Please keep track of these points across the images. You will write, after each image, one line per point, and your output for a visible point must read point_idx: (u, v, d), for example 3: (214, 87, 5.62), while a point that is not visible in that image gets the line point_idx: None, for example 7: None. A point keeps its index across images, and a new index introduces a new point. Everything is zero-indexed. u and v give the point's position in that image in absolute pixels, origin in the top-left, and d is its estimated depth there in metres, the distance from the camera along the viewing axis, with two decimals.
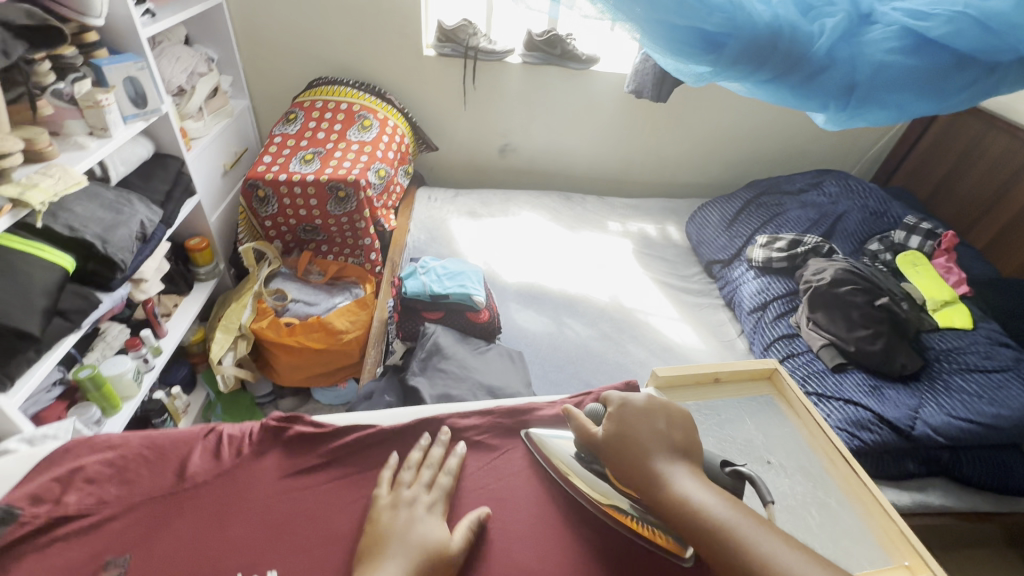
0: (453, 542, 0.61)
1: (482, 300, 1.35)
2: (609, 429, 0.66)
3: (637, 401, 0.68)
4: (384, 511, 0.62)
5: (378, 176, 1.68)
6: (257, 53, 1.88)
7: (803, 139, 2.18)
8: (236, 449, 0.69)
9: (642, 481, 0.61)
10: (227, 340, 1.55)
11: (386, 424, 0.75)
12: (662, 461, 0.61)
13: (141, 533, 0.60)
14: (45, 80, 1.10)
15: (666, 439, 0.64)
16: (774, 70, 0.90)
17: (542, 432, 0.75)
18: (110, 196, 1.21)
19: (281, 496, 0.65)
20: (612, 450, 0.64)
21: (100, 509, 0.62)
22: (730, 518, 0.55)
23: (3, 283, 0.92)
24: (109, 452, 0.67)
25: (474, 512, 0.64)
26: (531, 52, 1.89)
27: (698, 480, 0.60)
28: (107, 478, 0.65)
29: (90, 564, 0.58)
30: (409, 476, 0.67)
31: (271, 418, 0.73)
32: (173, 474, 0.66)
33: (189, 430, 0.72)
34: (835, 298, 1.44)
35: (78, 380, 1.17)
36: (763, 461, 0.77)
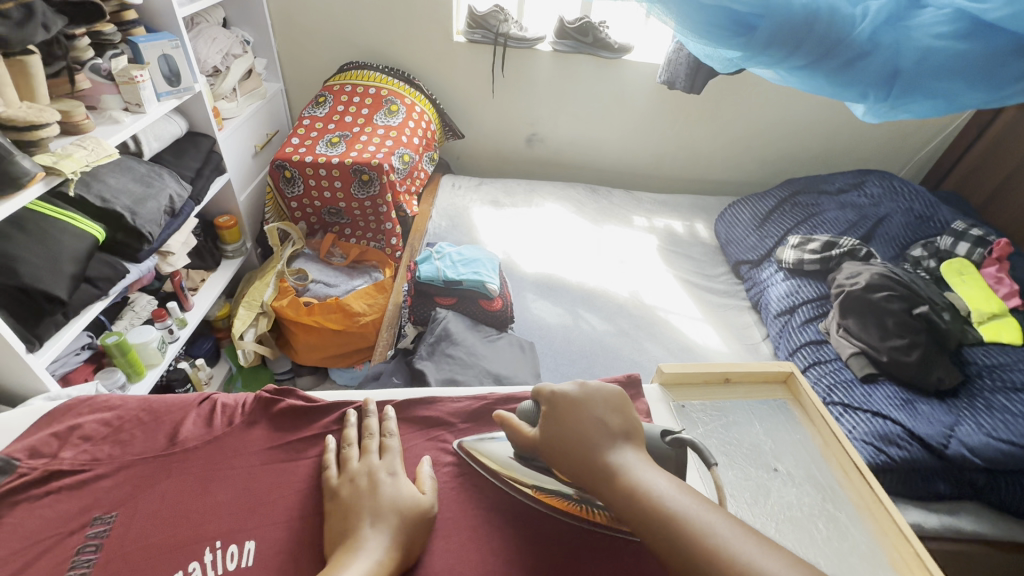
0: (424, 498, 0.61)
1: (496, 288, 1.33)
2: (545, 429, 0.62)
3: (569, 390, 0.63)
4: (345, 491, 0.60)
5: (402, 160, 1.68)
6: (289, 37, 1.91)
7: (847, 137, 2.07)
8: (229, 417, 0.70)
9: (588, 474, 0.57)
10: (249, 316, 1.62)
11: (378, 403, 0.75)
12: (606, 451, 0.57)
13: (130, 493, 0.62)
14: (84, 55, 1.14)
15: (606, 428, 0.59)
16: (808, 56, 0.85)
17: (475, 439, 0.72)
18: (142, 170, 1.25)
19: (267, 466, 0.66)
20: (552, 448, 0.60)
21: (93, 466, 0.64)
22: (679, 505, 0.51)
23: (36, 248, 0.96)
24: (107, 412, 0.70)
25: (422, 462, 0.67)
26: (563, 40, 1.85)
27: (647, 466, 0.56)
28: (103, 437, 0.67)
29: (79, 517, 0.60)
30: (356, 453, 0.65)
31: (265, 389, 0.74)
32: (166, 438, 0.68)
33: (186, 397, 0.73)
34: (869, 304, 1.36)
35: (105, 346, 1.22)
36: (769, 467, 0.73)
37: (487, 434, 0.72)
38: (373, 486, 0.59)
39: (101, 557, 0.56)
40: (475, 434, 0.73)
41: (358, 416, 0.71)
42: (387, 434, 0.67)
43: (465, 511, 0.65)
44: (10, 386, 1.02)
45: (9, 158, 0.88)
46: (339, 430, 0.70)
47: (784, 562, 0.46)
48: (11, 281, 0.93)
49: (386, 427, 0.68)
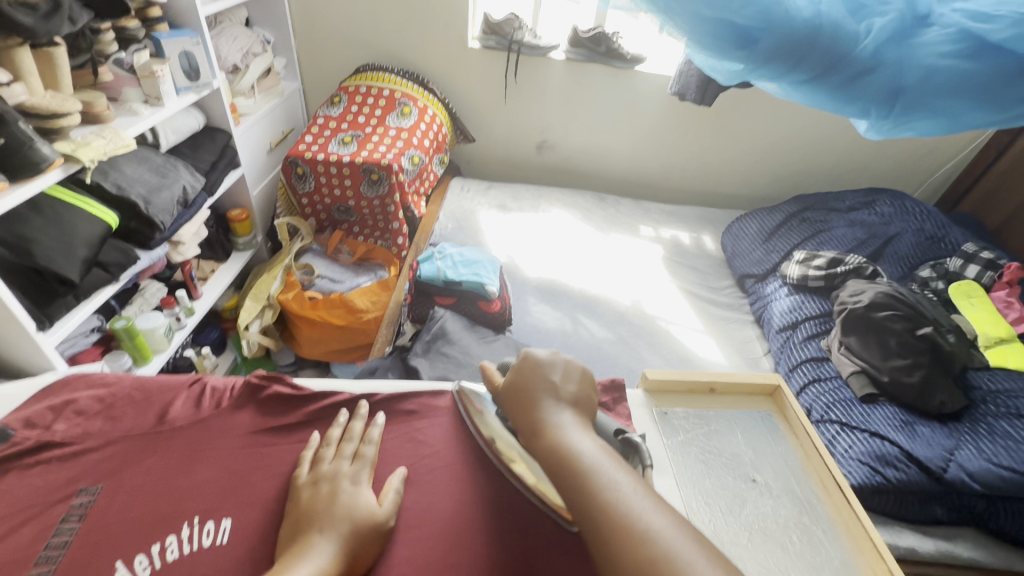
0: (381, 510, 0.60)
1: (495, 290, 1.32)
2: (507, 381, 0.66)
3: (538, 354, 0.66)
4: (306, 494, 0.60)
5: (412, 162, 1.71)
6: (309, 39, 1.96)
7: (860, 154, 2.05)
8: (217, 401, 0.73)
9: (527, 424, 0.59)
10: (256, 308, 1.64)
11: (363, 394, 0.76)
12: (550, 407, 0.60)
13: (115, 466, 0.64)
14: (108, 49, 1.19)
15: (556, 390, 0.62)
16: (810, 70, 0.87)
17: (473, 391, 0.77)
18: (158, 161, 1.29)
19: (249, 449, 0.67)
20: (507, 398, 0.64)
21: (83, 440, 0.66)
22: (595, 462, 0.52)
23: (51, 231, 1.00)
24: (102, 389, 0.72)
25: (394, 474, 0.65)
26: (576, 49, 1.87)
27: (581, 429, 0.57)
28: (96, 413, 0.70)
29: (66, 488, 0.62)
30: (330, 453, 0.65)
31: (255, 375, 0.76)
32: (155, 416, 0.70)
33: (178, 378, 0.76)
34: (871, 323, 1.34)
35: (114, 330, 1.26)
36: (748, 478, 0.72)
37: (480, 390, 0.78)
38: (333, 495, 0.59)
39: (84, 526, 0.58)
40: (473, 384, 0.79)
41: (347, 419, 0.72)
42: (366, 441, 0.68)
43: (437, 509, 0.64)
44: (17, 363, 1.05)
45: (29, 144, 0.92)
46: (324, 432, 0.70)
47: (667, 519, 0.46)
48: (25, 261, 0.97)
49: (369, 434, 0.69)
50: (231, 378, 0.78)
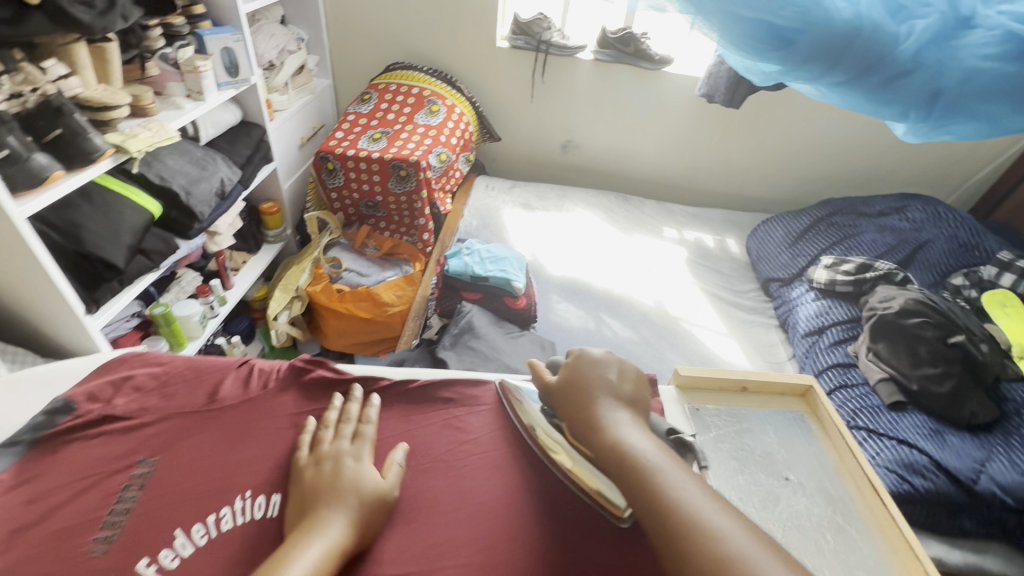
0: (386, 484, 0.61)
1: (521, 287, 1.33)
2: (561, 377, 0.67)
3: (592, 352, 0.68)
4: (309, 474, 0.60)
5: (439, 159, 1.74)
6: (342, 37, 2.00)
7: (891, 159, 2.02)
8: (263, 382, 0.75)
9: (583, 421, 0.61)
10: (285, 299, 1.68)
11: (401, 380, 0.78)
12: (607, 405, 0.61)
13: (170, 441, 0.67)
14: (155, 45, 1.23)
15: (613, 389, 0.63)
16: (847, 72, 0.87)
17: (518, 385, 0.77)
18: (198, 154, 1.34)
19: (294, 429, 0.70)
20: (562, 394, 0.65)
21: (140, 414, 0.69)
22: (656, 462, 0.53)
23: (100, 219, 1.04)
24: (157, 367, 0.76)
25: (396, 449, 0.66)
26: (604, 50, 1.88)
27: (638, 429, 0.59)
28: (152, 389, 0.73)
29: (124, 458, 0.65)
30: (330, 434, 0.66)
31: (299, 359, 0.78)
32: (206, 395, 0.73)
33: (227, 360, 0.79)
34: (901, 330, 1.31)
35: (152, 315, 1.31)
36: (781, 476, 0.73)
37: (524, 386, 0.77)
38: (337, 471, 0.60)
39: (143, 495, 0.61)
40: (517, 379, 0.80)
41: (342, 402, 0.72)
42: (365, 421, 0.69)
43: (476, 494, 0.65)
44: (65, 345, 1.09)
45: (82, 135, 0.96)
46: (321, 415, 0.71)
47: (732, 522, 0.47)
48: (75, 247, 1.01)
49: (367, 414, 0.70)
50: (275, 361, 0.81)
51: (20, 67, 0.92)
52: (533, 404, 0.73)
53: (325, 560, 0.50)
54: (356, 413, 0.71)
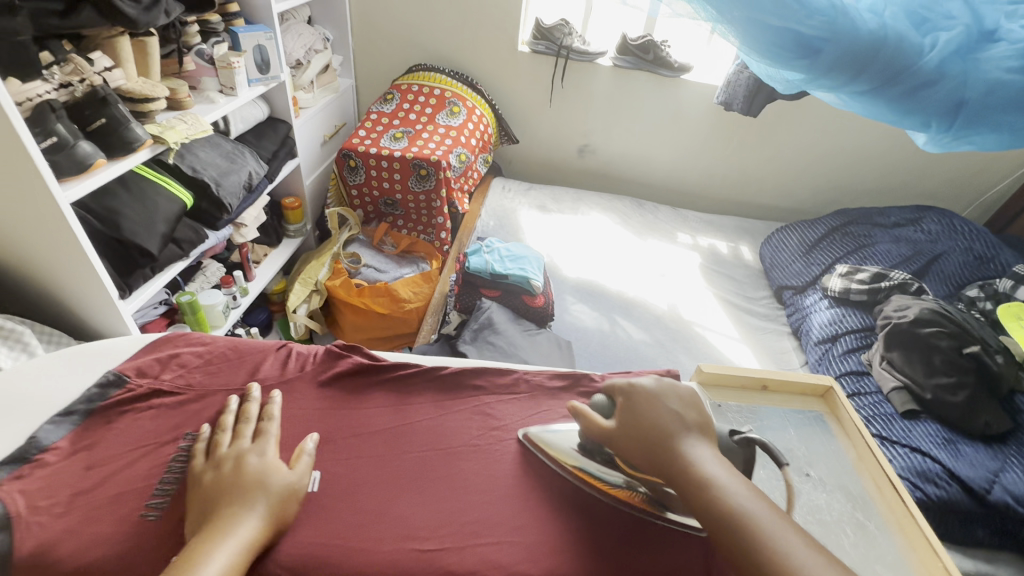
0: (294, 476, 0.61)
1: (540, 286, 1.34)
2: (622, 418, 0.63)
3: (646, 383, 0.65)
4: (208, 477, 0.59)
5: (459, 159, 1.77)
6: (366, 38, 2.05)
7: (906, 172, 2.03)
8: (301, 365, 0.78)
9: (662, 464, 0.58)
10: (304, 292, 1.71)
11: (431, 366, 0.80)
12: (681, 441, 0.58)
13: (215, 417, 0.69)
14: (192, 41, 1.27)
15: (683, 422, 0.61)
16: (871, 81, 0.88)
17: (540, 429, 0.71)
18: (228, 147, 1.37)
19: (331, 411, 0.72)
20: (627, 433, 0.61)
21: (186, 390, 0.72)
22: (751, 508, 0.52)
23: (136, 206, 1.08)
24: (201, 347, 0.79)
25: (305, 440, 0.65)
26: (624, 56, 1.91)
27: (722, 465, 0.56)
28: (196, 366, 0.76)
29: (172, 432, 0.67)
30: (228, 437, 0.64)
31: (335, 344, 0.81)
32: (247, 374, 0.75)
33: (266, 343, 0.81)
34: (916, 339, 1.32)
35: (178, 303, 1.33)
36: (802, 472, 0.74)
37: (548, 426, 0.72)
38: (238, 469, 0.59)
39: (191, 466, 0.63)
40: (538, 425, 0.72)
41: (239, 403, 0.70)
42: (265, 418, 0.67)
43: (508, 475, 0.67)
44: (98, 327, 1.12)
45: (125, 125, 1.00)
46: (217, 417, 0.68)
47: None
48: (113, 232, 1.04)
49: (268, 411, 0.68)
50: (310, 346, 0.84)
51: (69, 57, 0.95)
52: (565, 446, 0.68)
53: (235, 562, 0.51)
54: (256, 412, 0.68)
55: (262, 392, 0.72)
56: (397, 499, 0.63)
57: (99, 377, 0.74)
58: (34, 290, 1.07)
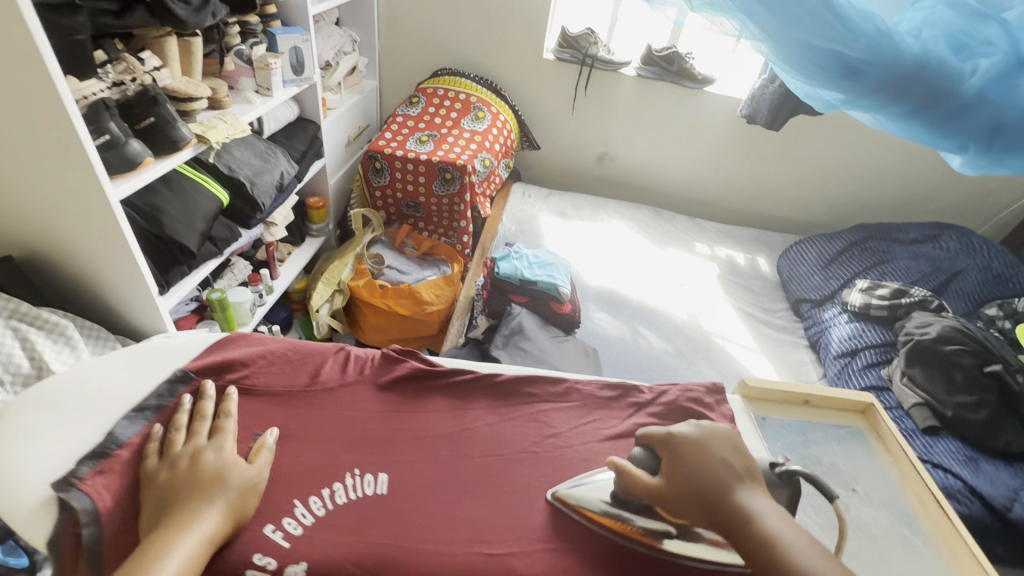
0: (253, 470, 0.62)
1: (568, 292, 1.36)
2: (670, 473, 0.61)
3: (688, 430, 0.64)
4: (163, 475, 0.61)
5: (484, 164, 1.78)
6: (392, 40, 2.06)
7: (924, 189, 2.05)
8: (359, 368, 0.80)
9: (720, 520, 0.56)
10: (327, 292, 1.72)
11: (482, 373, 0.82)
12: (736, 494, 0.57)
13: (283, 420, 0.71)
14: (233, 42, 1.29)
15: (734, 472, 0.59)
16: (911, 103, 0.90)
17: (568, 485, 0.67)
18: (261, 146, 1.38)
19: (393, 415, 0.74)
20: (679, 487, 0.59)
21: (253, 390, 0.74)
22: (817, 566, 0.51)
23: (177, 203, 1.09)
24: (263, 347, 0.80)
25: (265, 434, 0.67)
26: (648, 66, 1.92)
27: (779, 516, 0.56)
28: (259, 367, 0.77)
29: (243, 432, 0.69)
30: (183, 436, 0.66)
31: (392, 349, 0.83)
32: (308, 375, 0.77)
33: (324, 345, 0.83)
34: (937, 356, 1.33)
35: (209, 301, 1.34)
36: (848, 487, 0.78)
37: (577, 478, 0.68)
38: (194, 466, 0.61)
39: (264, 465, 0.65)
40: (567, 480, 0.68)
41: (196, 401, 0.71)
42: (223, 416, 0.69)
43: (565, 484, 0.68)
44: (138, 325, 1.13)
45: (172, 124, 1.01)
46: (173, 414, 0.69)
47: None
48: (154, 229, 1.05)
49: (225, 408, 0.70)
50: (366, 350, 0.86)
51: (121, 57, 0.97)
52: (596, 500, 0.65)
53: (194, 556, 0.52)
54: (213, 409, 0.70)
55: (219, 389, 0.74)
56: (460, 502, 0.65)
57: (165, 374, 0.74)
58: (79, 289, 1.09)
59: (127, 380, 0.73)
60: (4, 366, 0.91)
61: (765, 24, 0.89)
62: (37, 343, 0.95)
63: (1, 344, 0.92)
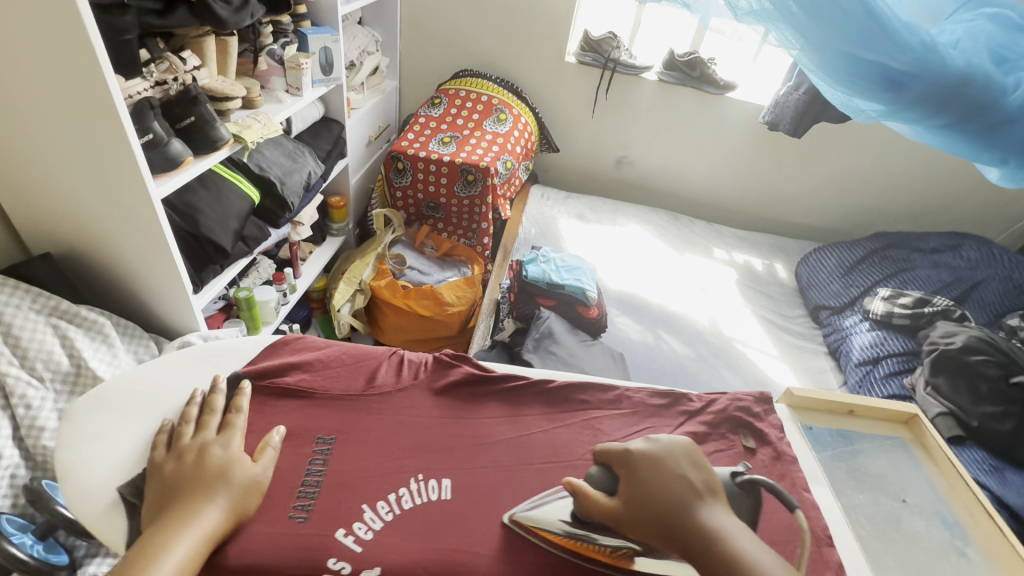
0: (257, 467, 0.64)
1: (595, 297, 1.36)
2: (628, 494, 0.59)
3: (644, 446, 0.63)
4: (168, 468, 0.62)
5: (506, 166, 1.79)
6: (414, 40, 2.06)
7: (942, 197, 2.06)
8: (415, 373, 0.81)
9: (683, 542, 0.55)
10: (348, 291, 1.72)
11: (534, 378, 0.83)
12: (697, 513, 0.56)
13: (345, 424, 0.74)
14: (265, 41, 1.27)
15: (695, 490, 0.58)
16: (954, 115, 0.90)
17: (527, 507, 0.65)
18: (289, 146, 1.38)
19: (450, 421, 0.76)
20: (638, 510, 0.58)
21: (313, 393, 0.76)
22: None
23: (212, 203, 1.09)
24: (321, 350, 0.83)
25: (272, 432, 0.69)
26: (670, 71, 1.93)
27: (744, 532, 0.55)
28: (318, 371, 0.80)
29: (305, 437, 0.72)
30: (192, 429, 0.67)
31: (445, 354, 0.85)
32: (365, 379, 0.80)
33: (378, 349, 0.85)
34: (964, 366, 1.34)
35: (236, 299, 1.34)
36: (898, 498, 0.79)
37: (536, 499, 0.67)
38: (200, 460, 0.62)
39: (329, 469, 0.68)
40: (526, 500, 0.67)
41: (206, 394, 0.73)
42: (233, 411, 0.70)
43: None
44: (175, 326, 1.14)
45: (212, 124, 1.02)
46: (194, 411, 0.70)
47: None
48: (190, 228, 1.06)
49: (236, 403, 0.72)
50: (418, 354, 0.88)
51: (164, 55, 0.96)
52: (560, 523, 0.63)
53: (193, 553, 0.54)
54: (223, 403, 0.72)
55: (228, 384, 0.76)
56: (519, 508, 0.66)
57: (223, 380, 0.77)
58: (112, 287, 1.09)
59: (190, 382, 0.77)
60: (45, 363, 0.92)
61: (810, 33, 0.88)
62: (77, 341, 0.95)
63: (42, 340, 0.93)
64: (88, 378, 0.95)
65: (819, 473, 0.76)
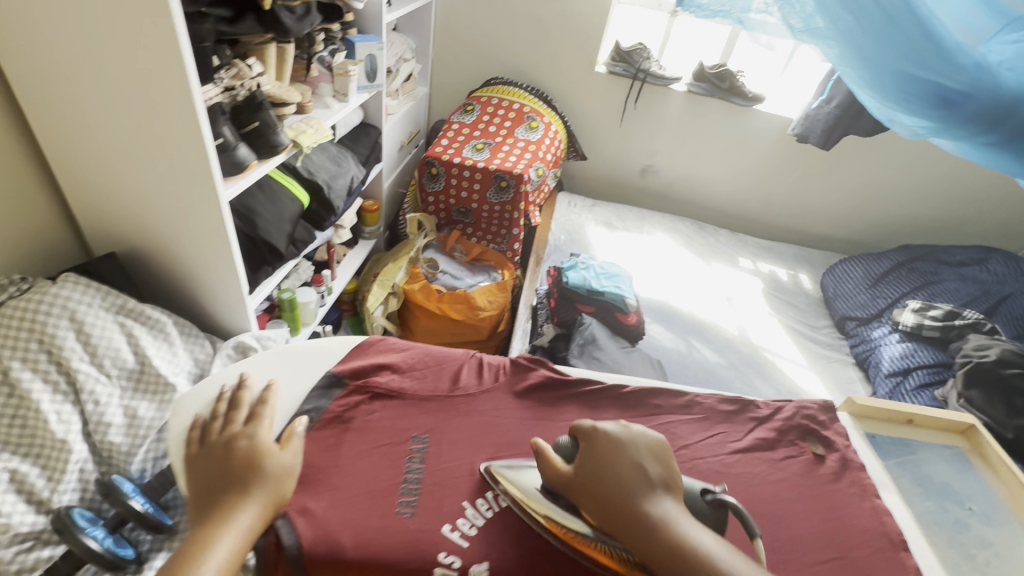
0: (286, 457, 0.66)
1: (634, 304, 1.39)
2: (581, 466, 0.61)
3: (610, 429, 0.64)
4: (203, 463, 0.63)
5: (537, 173, 1.81)
6: (446, 48, 2.09)
7: (966, 212, 2.08)
8: (495, 375, 0.85)
9: (622, 519, 0.56)
10: (382, 294, 1.74)
11: (607, 382, 0.86)
12: (643, 497, 0.57)
13: (434, 423, 0.77)
14: (315, 49, 1.30)
15: (645, 476, 0.59)
16: (1005, 136, 0.80)
17: (505, 465, 0.71)
18: (334, 150, 1.41)
19: (532, 422, 0.79)
20: (585, 483, 0.60)
21: (401, 393, 0.80)
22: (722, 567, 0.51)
23: (269, 206, 1.12)
24: (404, 351, 0.86)
25: (297, 423, 0.71)
26: (700, 83, 1.96)
27: (689, 519, 0.56)
28: (406, 372, 0.83)
29: (401, 434, 0.75)
30: (220, 424, 0.69)
31: (521, 357, 0.88)
32: (449, 380, 0.83)
33: (459, 352, 0.89)
34: (999, 379, 1.35)
35: (280, 300, 1.37)
36: (963, 506, 0.81)
37: (517, 463, 0.71)
38: (233, 452, 0.63)
39: (427, 467, 0.71)
40: (506, 461, 0.72)
41: (234, 390, 0.75)
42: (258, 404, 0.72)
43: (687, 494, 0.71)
44: (227, 322, 1.15)
45: (274, 129, 1.04)
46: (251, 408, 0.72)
47: None
48: (249, 230, 1.08)
49: (263, 397, 0.74)
50: (494, 357, 0.91)
51: (233, 62, 0.96)
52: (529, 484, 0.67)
53: (237, 549, 0.54)
54: (250, 399, 0.74)
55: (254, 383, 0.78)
56: None
57: (315, 378, 0.80)
58: (163, 284, 1.12)
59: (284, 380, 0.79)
60: (112, 360, 0.94)
61: (854, 41, 0.83)
62: (142, 339, 0.98)
63: (110, 337, 0.95)
64: (152, 376, 0.97)
65: (888, 479, 0.78)
